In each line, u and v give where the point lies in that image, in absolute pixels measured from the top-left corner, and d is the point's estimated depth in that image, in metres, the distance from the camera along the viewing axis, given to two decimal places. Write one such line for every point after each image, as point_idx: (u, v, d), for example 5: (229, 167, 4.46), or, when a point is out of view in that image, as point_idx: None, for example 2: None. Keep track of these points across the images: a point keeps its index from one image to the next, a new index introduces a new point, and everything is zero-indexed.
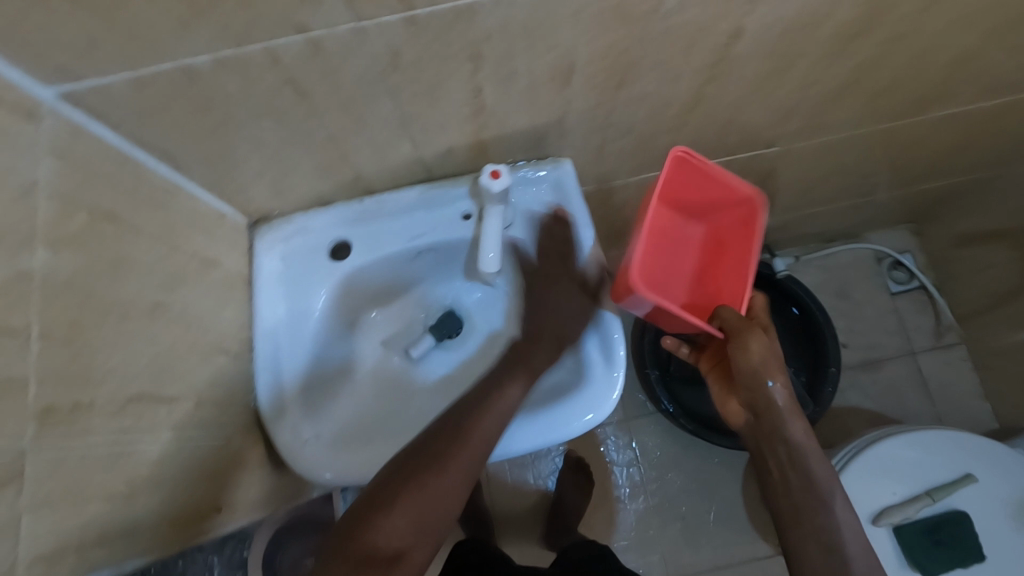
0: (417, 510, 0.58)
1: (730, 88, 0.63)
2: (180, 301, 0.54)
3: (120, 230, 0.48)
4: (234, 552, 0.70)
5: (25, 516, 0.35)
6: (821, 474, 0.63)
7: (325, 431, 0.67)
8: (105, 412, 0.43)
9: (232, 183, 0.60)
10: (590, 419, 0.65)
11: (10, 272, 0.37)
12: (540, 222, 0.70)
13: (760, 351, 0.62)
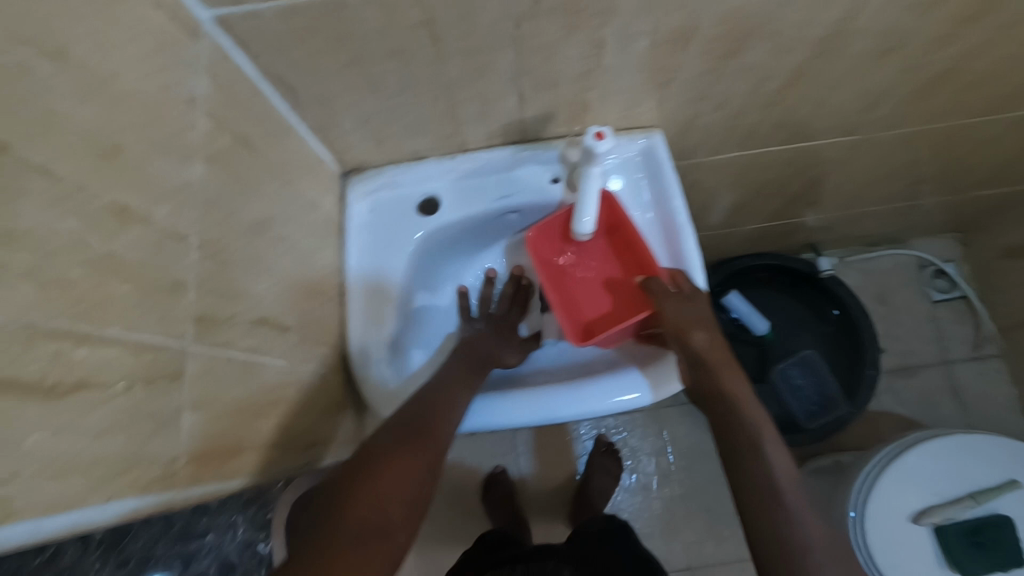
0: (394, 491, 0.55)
1: (832, 67, 0.64)
2: (289, 238, 0.55)
3: (252, 158, 0.49)
4: None
5: (186, 414, 0.36)
6: (774, 445, 0.62)
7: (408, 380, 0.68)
8: (240, 330, 0.44)
9: (339, 128, 0.61)
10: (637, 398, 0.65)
11: (178, 180, 0.38)
12: (631, 191, 0.71)
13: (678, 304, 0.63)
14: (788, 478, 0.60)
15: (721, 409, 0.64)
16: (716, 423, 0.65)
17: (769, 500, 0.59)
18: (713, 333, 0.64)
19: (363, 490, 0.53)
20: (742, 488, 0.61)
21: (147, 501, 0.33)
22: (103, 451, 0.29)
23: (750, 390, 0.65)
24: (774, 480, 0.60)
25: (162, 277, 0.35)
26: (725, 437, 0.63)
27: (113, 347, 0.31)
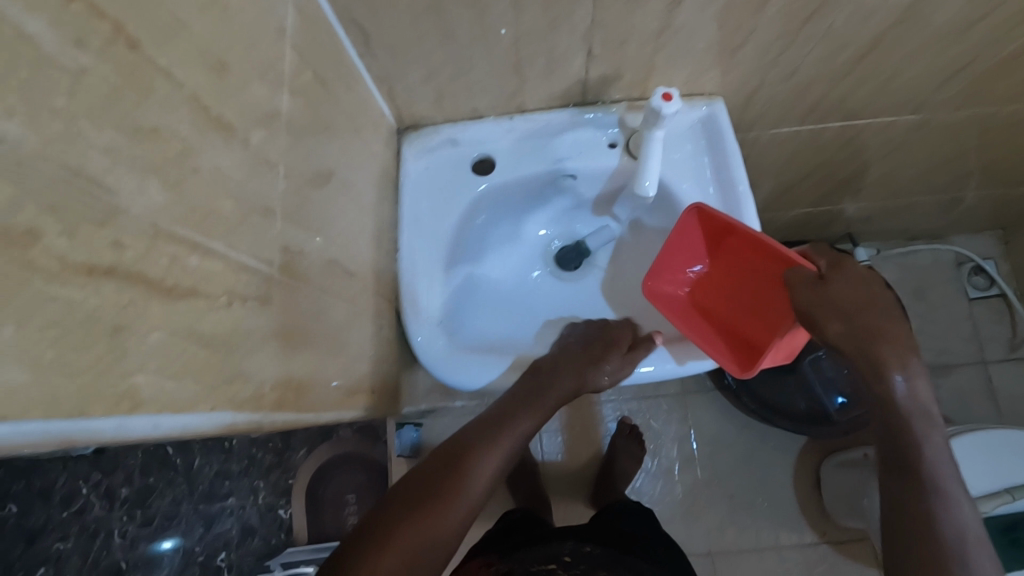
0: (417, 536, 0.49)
1: (910, 35, 0.62)
2: (355, 186, 0.55)
3: (327, 99, 0.49)
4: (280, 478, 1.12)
5: (272, 339, 0.37)
6: (957, 488, 0.54)
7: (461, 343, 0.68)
8: (314, 268, 0.44)
9: (403, 79, 0.61)
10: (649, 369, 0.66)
11: (270, 107, 0.38)
12: (690, 158, 0.70)
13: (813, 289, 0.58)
14: (975, 533, 0.52)
15: (889, 435, 0.57)
16: (885, 451, 0.57)
17: (942, 549, 0.51)
18: (870, 340, 0.57)
19: (392, 533, 0.48)
20: (905, 528, 0.53)
21: (241, 418, 0.33)
22: (209, 360, 0.29)
23: (927, 385, 0.56)
24: (955, 529, 0.52)
25: (256, 200, 0.35)
26: (895, 469, 0.56)
27: (218, 260, 0.31)
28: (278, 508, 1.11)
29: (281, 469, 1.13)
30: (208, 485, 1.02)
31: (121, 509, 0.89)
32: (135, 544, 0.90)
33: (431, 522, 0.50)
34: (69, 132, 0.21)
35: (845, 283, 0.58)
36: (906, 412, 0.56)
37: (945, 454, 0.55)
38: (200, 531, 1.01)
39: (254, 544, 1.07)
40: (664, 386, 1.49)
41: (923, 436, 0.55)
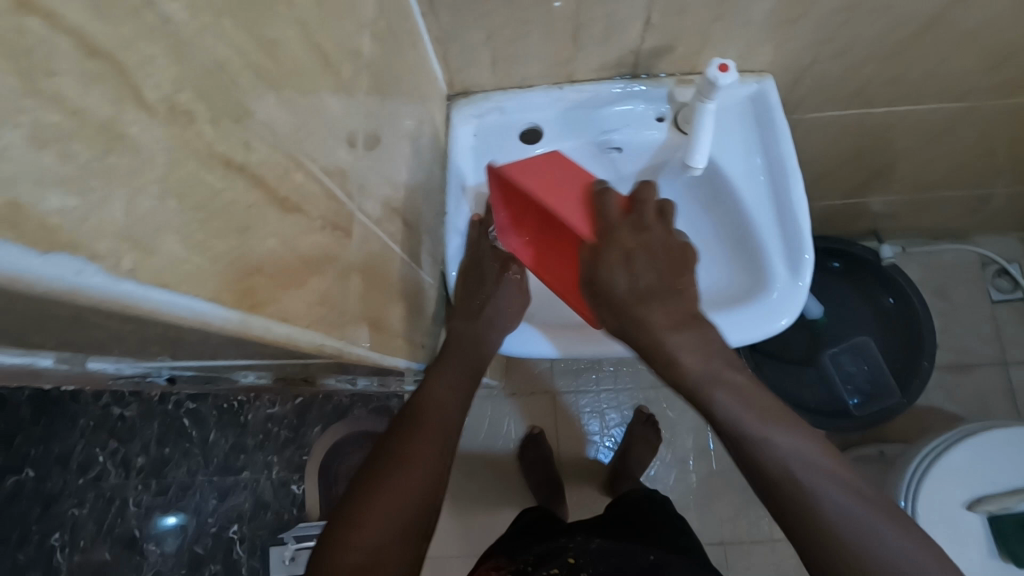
0: (396, 497, 0.55)
1: (968, 15, 0.62)
2: (414, 142, 0.56)
3: (396, 50, 0.49)
4: (292, 455, 1.20)
5: (352, 273, 0.38)
6: (780, 432, 0.56)
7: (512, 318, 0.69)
8: (383, 213, 0.45)
9: (460, 42, 0.62)
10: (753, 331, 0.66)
11: (355, 45, 0.38)
12: (741, 134, 0.69)
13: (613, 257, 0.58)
14: (807, 466, 0.55)
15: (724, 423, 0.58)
16: (730, 440, 0.58)
17: (803, 501, 0.53)
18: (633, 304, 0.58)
19: (372, 504, 0.54)
20: (781, 496, 0.54)
21: (328, 341, 0.34)
22: (307, 276, 0.30)
23: (735, 385, 0.59)
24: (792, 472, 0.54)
25: (343, 134, 0.36)
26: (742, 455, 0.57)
27: (316, 183, 0.31)
28: (291, 484, 1.19)
29: (295, 445, 1.21)
30: (224, 459, 1.19)
31: (137, 479, 1.14)
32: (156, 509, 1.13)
33: (392, 495, 0.55)
34: (217, 24, 0.22)
35: (624, 245, 0.58)
36: (735, 424, 0.57)
37: (754, 404, 0.58)
38: (216, 503, 1.17)
39: (266, 518, 1.17)
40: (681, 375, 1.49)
41: (724, 402, 0.58)
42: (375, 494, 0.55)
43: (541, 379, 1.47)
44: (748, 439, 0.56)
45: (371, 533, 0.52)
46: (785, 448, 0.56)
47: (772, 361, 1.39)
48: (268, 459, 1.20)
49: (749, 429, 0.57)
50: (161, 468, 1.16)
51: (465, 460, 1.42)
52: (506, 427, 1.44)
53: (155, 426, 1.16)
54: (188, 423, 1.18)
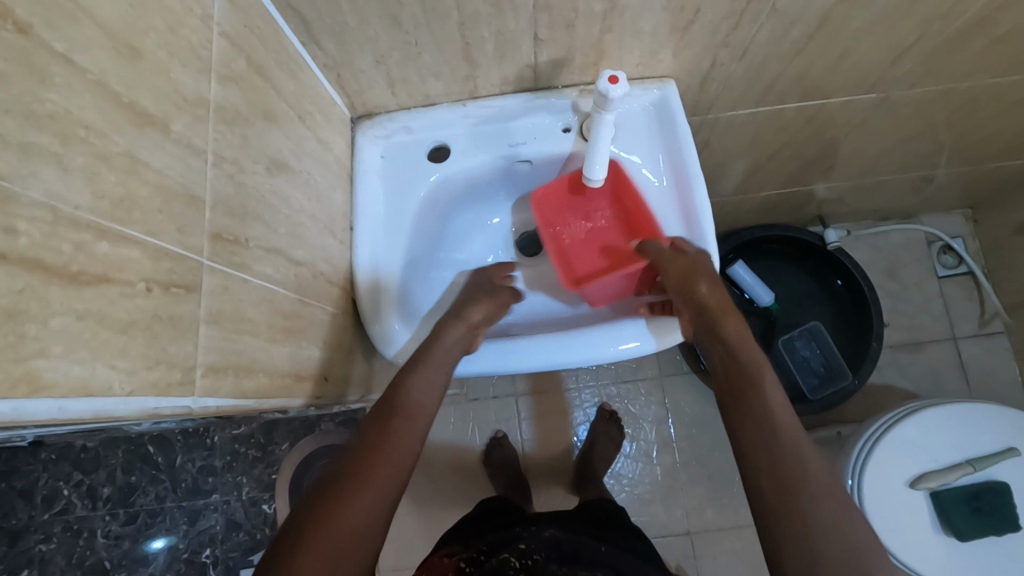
0: (359, 501, 0.51)
1: (856, 14, 0.62)
2: (303, 173, 0.55)
3: (266, 86, 0.48)
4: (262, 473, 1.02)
5: (203, 326, 0.37)
6: (832, 496, 0.54)
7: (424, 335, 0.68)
8: (256, 255, 0.44)
9: (352, 67, 0.61)
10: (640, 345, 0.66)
11: (196, 94, 0.37)
12: (645, 142, 0.70)
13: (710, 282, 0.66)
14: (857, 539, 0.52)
15: (755, 445, 0.58)
16: (748, 468, 0.58)
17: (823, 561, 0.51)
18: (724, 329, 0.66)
19: (342, 502, 0.51)
20: (788, 556, 0.52)
21: (166, 403, 0.33)
22: (127, 345, 0.30)
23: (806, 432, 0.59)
24: (819, 543, 0.52)
25: (184, 190, 0.35)
26: (757, 484, 0.57)
27: (133, 247, 0.31)
28: (261, 503, 1.01)
29: (265, 463, 1.02)
30: (191, 483, 0.98)
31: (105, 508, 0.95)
32: (121, 542, 0.94)
33: (358, 501, 0.51)
34: None
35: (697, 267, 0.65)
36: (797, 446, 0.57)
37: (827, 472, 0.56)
38: (185, 528, 0.98)
39: (239, 538, 1.00)
40: (641, 369, 1.48)
41: (793, 442, 0.57)
42: (350, 489, 0.52)
43: (501, 383, 1.45)
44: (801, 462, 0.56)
45: (346, 538, 0.49)
46: (830, 505, 0.54)
47: None
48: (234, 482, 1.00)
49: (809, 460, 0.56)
50: (127, 497, 0.96)
51: (428, 470, 1.41)
52: (470, 435, 1.42)
53: (120, 453, 0.95)
54: (153, 450, 0.96)
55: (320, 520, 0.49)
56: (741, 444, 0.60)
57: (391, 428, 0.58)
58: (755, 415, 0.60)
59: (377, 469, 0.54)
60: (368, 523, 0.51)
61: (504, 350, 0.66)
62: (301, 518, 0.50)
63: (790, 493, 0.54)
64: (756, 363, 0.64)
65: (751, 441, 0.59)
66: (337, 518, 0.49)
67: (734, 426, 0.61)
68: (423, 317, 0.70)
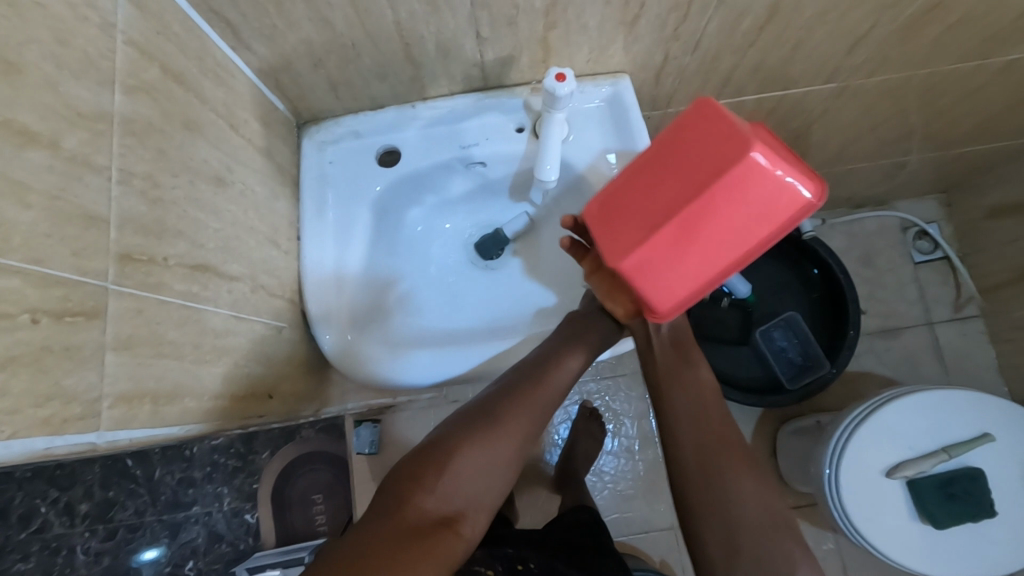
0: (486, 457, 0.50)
1: (806, 4, 0.61)
2: (237, 184, 0.53)
3: (186, 95, 0.46)
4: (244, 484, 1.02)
5: (111, 354, 0.35)
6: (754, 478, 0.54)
7: (378, 345, 0.65)
8: (177, 274, 0.42)
9: (289, 71, 0.58)
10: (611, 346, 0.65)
11: (95, 108, 0.35)
12: (596, 139, 0.68)
13: None
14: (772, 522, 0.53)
15: (682, 419, 0.57)
16: (672, 439, 0.57)
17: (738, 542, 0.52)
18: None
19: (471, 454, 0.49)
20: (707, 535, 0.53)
21: (61, 441, 0.31)
22: (8, 383, 0.28)
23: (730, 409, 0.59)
24: (741, 507, 0.53)
25: (79, 212, 0.33)
26: (678, 458, 0.56)
27: (14, 277, 0.29)
28: (244, 513, 1.01)
29: (246, 473, 1.02)
30: (170, 495, 1.00)
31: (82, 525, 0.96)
32: (100, 559, 0.96)
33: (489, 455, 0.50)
34: None
35: None
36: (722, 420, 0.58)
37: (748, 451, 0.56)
38: (167, 540, 1.00)
39: (222, 551, 1.00)
40: (621, 365, 1.42)
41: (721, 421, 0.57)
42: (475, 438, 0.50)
43: None
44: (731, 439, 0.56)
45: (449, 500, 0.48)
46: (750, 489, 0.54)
47: (705, 343, 1.34)
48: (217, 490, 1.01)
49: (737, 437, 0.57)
50: (106, 512, 0.97)
51: None
52: None
53: (96, 469, 0.95)
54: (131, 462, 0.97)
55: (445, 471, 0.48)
56: (666, 417, 0.58)
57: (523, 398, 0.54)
58: (687, 390, 0.59)
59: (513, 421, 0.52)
60: (475, 488, 0.49)
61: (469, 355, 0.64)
62: (417, 457, 0.50)
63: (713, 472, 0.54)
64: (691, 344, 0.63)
65: (678, 413, 0.58)
66: (457, 472, 0.49)
67: (664, 399, 0.59)
68: (376, 327, 0.67)
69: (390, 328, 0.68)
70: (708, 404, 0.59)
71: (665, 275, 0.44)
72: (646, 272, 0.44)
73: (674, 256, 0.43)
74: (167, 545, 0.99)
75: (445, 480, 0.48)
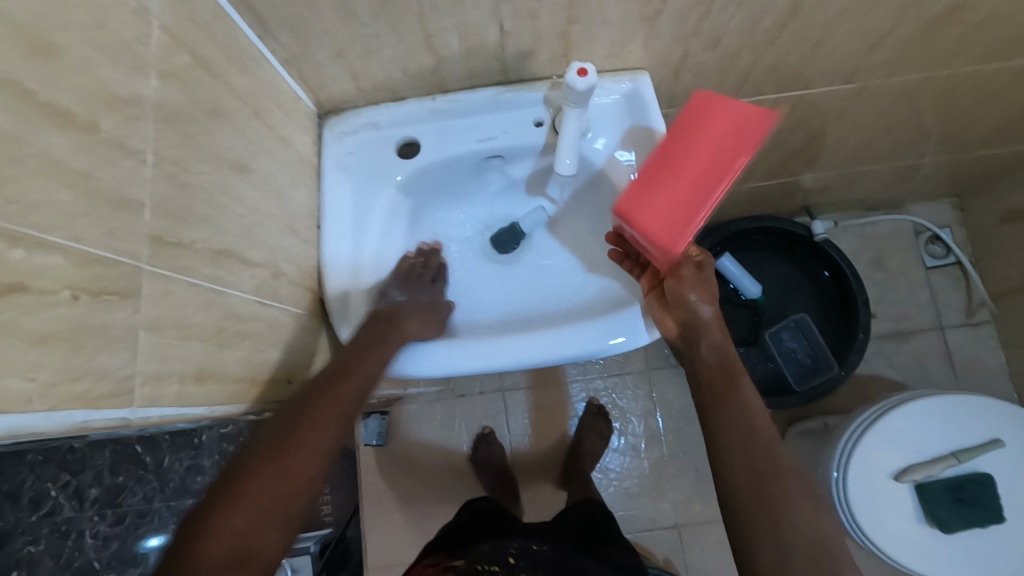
0: (263, 495, 0.46)
1: (827, 3, 0.61)
2: (260, 172, 0.54)
3: (215, 82, 0.46)
4: None
5: (141, 333, 0.36)
6: (802, 497, 0.55)
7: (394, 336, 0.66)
8: (203, 257, 0.43)
9: (312, 61, 0.59)
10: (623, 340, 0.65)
11: (129, 92, 0.36)
12: (615, 137, 0.69)
13: (694, 277, 0.64)
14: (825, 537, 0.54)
15: (732, 446, 0.58)
16: (722, 467, 0.58)
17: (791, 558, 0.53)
18: (710, 333, 0.64)
19: (261, 487, 0.46)
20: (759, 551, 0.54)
21: (96, 415, 0.32)
22: (47, 357, 0.29)
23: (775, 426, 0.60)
24: (792, 524, 0.54)
25: (114, 192, 0.34)
26: (732, 485, 0.57)
27: (54, 254, 0.29)
28: None
29: None
30: (178, 482, 0.88)
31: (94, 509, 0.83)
32: (109, 545, 0.84)
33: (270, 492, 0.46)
34: None
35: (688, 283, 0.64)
36: (766, 438, 0.58)
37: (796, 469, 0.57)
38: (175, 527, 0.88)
39: None
40: (629, 362, 1.43)
41: (767, 439, 0.58)
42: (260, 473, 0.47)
43: (487, 379, 1.41)
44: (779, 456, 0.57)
45: (225, 540, 0.43)
46: (800, 506, 0.55)
47: None
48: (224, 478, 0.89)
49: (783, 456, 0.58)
50: (114, 498, 0.85)
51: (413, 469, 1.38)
52: (457, 430, 1.39)
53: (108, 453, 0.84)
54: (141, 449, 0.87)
55: (223, 513, 0.44)
56: (715, 443, 0.59)
57: (316, 420, 0.51)
58: (732, 415, 0.59)
59: (291, 445, 0.49)
60: (252, 524, 0.45)
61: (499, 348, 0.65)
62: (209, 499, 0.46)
63: (764, 489, 0.55)
64: (737, 366, 0.62)
65: (726, 440, 0.59)
66: (230, 515, 0.44)
67: (710, 427, 0.60)
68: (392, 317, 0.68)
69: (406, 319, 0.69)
70: (754, 423, 0.59)
71: (650, 204, 0.58)
72: (635, 205, 0.59)
73: (654, 187, 0.58)
74: (168, 518, 0.86)
75: (240, 514, 0.45)
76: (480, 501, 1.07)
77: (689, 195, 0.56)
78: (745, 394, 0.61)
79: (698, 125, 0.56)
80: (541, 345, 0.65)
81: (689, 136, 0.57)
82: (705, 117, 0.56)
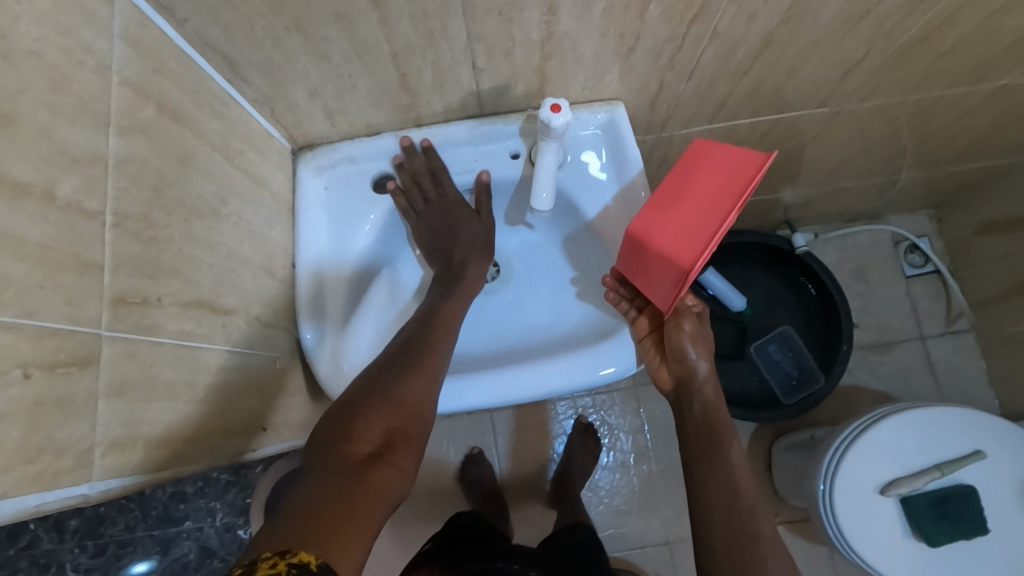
0: (388, 417, 0.58)
1: (798, 35, 0.61)
2: (232, 216, 0.53)
3: (183, 131, 0.46)
4: (235, 497, 0.90)
5: (104, 401, 0.35)
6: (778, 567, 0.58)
7: (357, 343, 0.66)
8: (170, 312, 0.42)
9: (285, 100, 0.58)
10: (606, 372, 0.64)
11: (87, 152, 0.35)
12: (593, 166, 0.69)
13: (692, 332, 0.67)
14: None
15: (713, 504, 0.61)
16: (703, 526, 0.61)
17: None
18: (703, 390, 0.67)
19: (381, 407, 0.57)
20: None
21: (53, 496, 0.31)
22: (1, 441, 0.28)
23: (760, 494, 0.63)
24: None
25: (73, 259, 0.33)
26: (711, 548, 0.60)
27: (5, 332, 0.28)
28: (237, 528, 0.90)
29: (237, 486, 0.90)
30: (162, 511, 0.81)
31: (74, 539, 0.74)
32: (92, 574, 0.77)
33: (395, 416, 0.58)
34: None
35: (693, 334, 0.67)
36: (751, 504, 0.61)
37: (774, 538, 0.60)
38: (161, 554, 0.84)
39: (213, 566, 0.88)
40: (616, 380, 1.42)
41: (749, 504, 0.61)
42: (376, 397, 0.58)
43: None
44: (758, 524, 0.60)
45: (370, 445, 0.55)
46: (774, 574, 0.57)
47: None
48: (208, 504, 0.87)
49: (764, 525, 0.60)
50: (96, 527, 0.76)
51: None
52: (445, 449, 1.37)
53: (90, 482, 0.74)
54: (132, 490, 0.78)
55: (356, 432, 0.55)
56: (699, 499, 0.62)
57: (434, 351, 0.63)
58: (717, 478, 0.62)
59: (414, 374, 0.60)
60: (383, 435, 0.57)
61: (502, 379, 0.64)
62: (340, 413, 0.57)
63: (741, 556, 0.58)
64: (725, 425, 0.65)
65: (710, 499, 0.62)
66: (365, 427, 0.56)
67: (695, 486, 0.63)
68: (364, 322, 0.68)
69: (372, 325, 0.69)
70: (738, 491, 0.61)
71: (661, 228, 0.59)
72: (651, 232, 0.59)
73: (665, 213, 0.59)
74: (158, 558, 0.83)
75: (377, 423, 0.57)
76: (469, 516, 1.07)
77: (698, 217, 0.55)
78: (733, 459, 0.63)
79: (707, 157, 0.57)
80: (528, 380, 0.64)
81: (697, 169, 0.58)
82: (709, 152, 0.57)
